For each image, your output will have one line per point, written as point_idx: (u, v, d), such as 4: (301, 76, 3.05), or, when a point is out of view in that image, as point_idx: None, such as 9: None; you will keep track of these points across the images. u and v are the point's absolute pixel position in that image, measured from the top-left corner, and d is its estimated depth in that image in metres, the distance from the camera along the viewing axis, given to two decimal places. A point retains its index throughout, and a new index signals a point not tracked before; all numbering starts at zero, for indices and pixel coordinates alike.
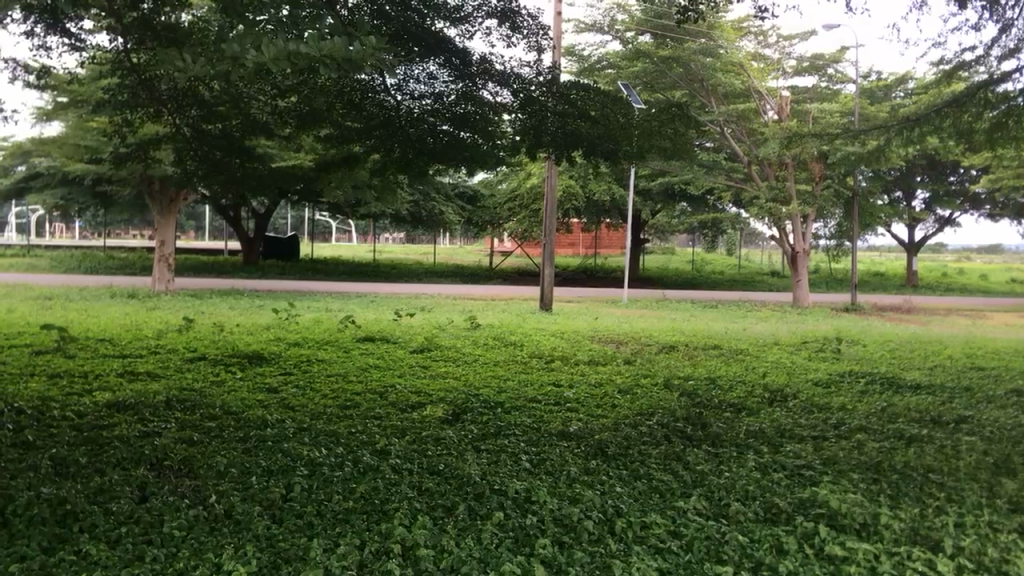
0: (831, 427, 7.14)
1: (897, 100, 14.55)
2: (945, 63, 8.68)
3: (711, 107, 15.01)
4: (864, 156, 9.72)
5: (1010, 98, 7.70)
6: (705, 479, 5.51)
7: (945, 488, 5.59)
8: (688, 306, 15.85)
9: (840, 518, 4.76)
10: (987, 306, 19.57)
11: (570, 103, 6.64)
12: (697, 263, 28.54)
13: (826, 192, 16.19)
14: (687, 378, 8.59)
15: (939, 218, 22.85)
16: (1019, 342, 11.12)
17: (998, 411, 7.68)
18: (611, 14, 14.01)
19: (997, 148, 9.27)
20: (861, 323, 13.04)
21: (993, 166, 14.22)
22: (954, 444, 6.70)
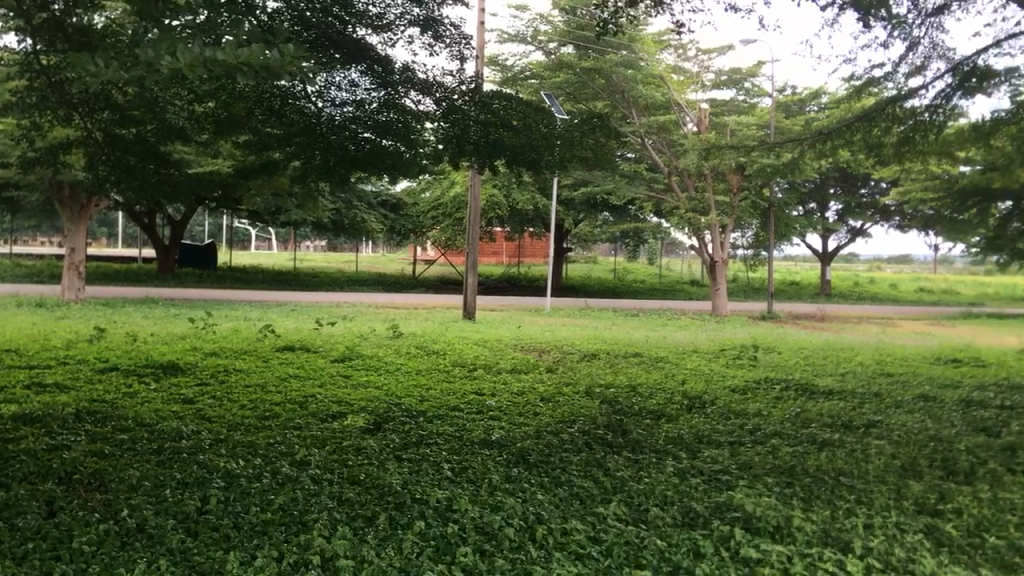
0: (747, 433, 7.33)
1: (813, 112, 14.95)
2: (855, 79, 9.06)
3: (631, 116, 14.55)
4: (780, 170, 10.00)
5: (916, 113, 8.40)
6: (625, 485, 5.59)
7: (855, 490, 5.82)
8: (609, 315, 15.99)
9: (755, 521, 4.89)
10: (898, 315, 20.29)
11: (492, 112, 6.76)
12: (618, 272, 28.96)
13: (744, 204, 16.60)
14: (608, 386, 8.67)
15: (852, 229, 23.62)
16: (924, 349, 11.58)
17: (906, 417, 8.02)
18: (534, 25, 14.10)
19: (903, 162, 9.74)
20: (776, 331, 13.35)
21: (904, 181, 14.78)
22: (863, 448, 6.98)
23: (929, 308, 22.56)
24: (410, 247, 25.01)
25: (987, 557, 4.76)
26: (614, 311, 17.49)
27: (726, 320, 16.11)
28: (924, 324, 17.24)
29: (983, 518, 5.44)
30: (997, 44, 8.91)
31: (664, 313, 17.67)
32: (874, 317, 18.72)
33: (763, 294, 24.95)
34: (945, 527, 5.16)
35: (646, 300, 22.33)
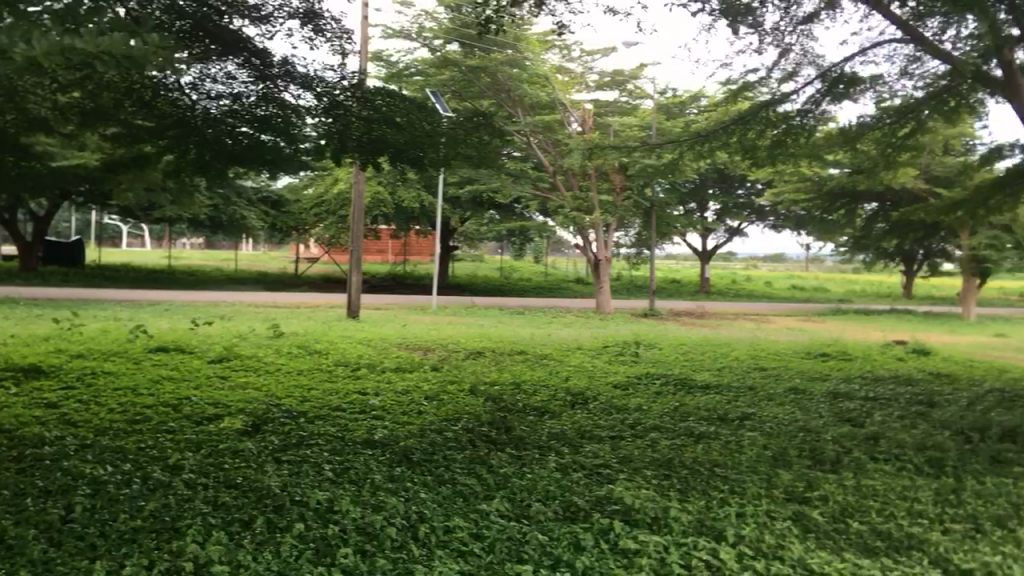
0: (627, 427, 7.48)
1: (691, 115, 15.39)
2: (731, 82, 9.35)
3: (517, 117, 15.22)
4: (660, 170, 10.24)
5: (788, 118, 8.98)
6: (508, 481, 5.61)
7: (729, 480, 6.03)
8: (495, 313, 16.07)
9: (634, 513, 4.99)
10: (773, 311, 21.11)
11: (375, 109, 6.77)
12: (504, 270, 29.17)
13: (626, 203, 16.97)
14: (492, 384, 8.69)
15: (730, 228, 24.45)
16: (796, 344, 12.07)
17: (777, 409, 8.36)
18: (419, 21, 14.03)
19: (775, 163, 10.14)
20: (658, 328, 13.66)
21: (778, 181, 15.41)
22: (737, 440, 7.23)
23: (801, 304, 23.58)
24: (294, 244, 24.56)
25: (851, 542, 5.02)
26: (501, 309, 17.60)
27: (611, 317, 16.41)
28: (797, 320, 17.98)
29: (848, 504, 5.71)
30: (863, 52, 9.34)
31: (549, 310, 17.89)
32: (751, 313, 19.43)
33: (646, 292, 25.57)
34: (813, 514, 5.40)
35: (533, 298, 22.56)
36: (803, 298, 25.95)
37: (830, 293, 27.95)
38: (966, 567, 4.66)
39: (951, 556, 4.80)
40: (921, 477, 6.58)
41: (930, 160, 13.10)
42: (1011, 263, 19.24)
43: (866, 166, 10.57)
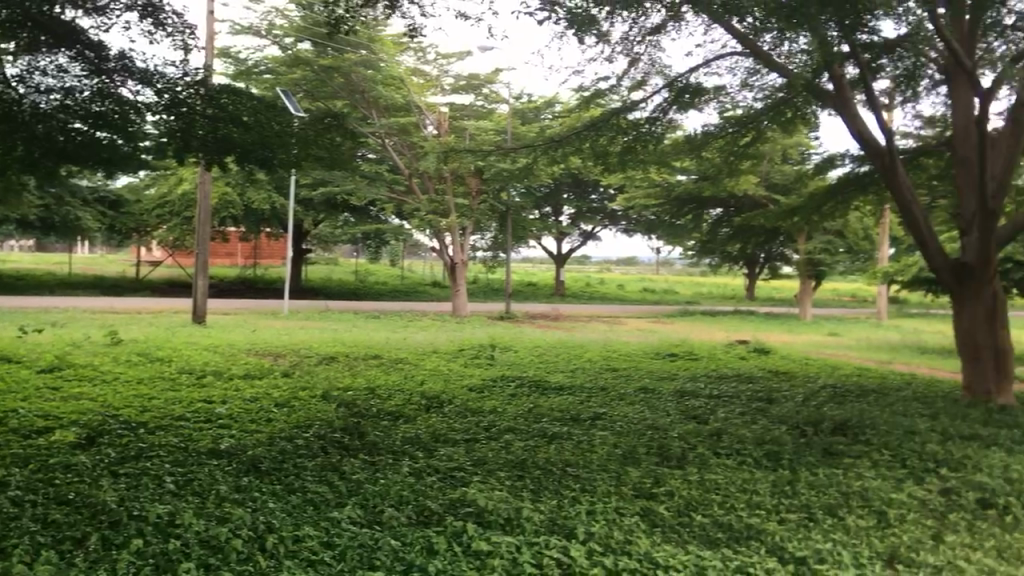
0: (482, 430, 7.51)
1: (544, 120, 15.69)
2: (583, 89, 9.55)
3: (371, 118, 15.21)
4: (516, 175, 10.35)
5: (637, 125, 9.33)
6: (361, 487, 5.52)
7: (580, 479, 6.15)
8: (350, 317, 15.85)
9: (487, 515, 5.01)
10: (624, 313, 21.73)
11: (220, 108, 6.51)
12: (359, 274, 28.86)
13: (483, 207, 17.11)
14: (345, 389, 8.55)
15: (584, 232, 25.04)
16: (646, 344, 12.44)
17: (627, 408, 8.62)
18: (268, 19, 13.69)
19: (626, 169, 10.45)
20: (514, 331, 13.82)
21: (629, 187, 15.92)
22: (588, 439, 7.39)
23: (651, 307, 24.40)
24: (136, 247, 23.50)
25: (694, 534, 5.22)
26: (356, 313, 17.39)
27: (467, 320, 16.46)
28: (648, 321, 18.58)
29: (692, 498, 5.92)
30: (708, 64, 9.74)
31: (405, 314, 17.81)
32: (605, 316, 19.94)
33: (502, 295, 25.85)
34: (660, 509, 5.58)
35: (390, 301, 22.40)
36: (653, 301, 26.86)
37: (679, 297, 29.05)
38: (799, 554, 4.92)
39: (786, 545, 5.06)
40: (761, 470, 6.89)
41: (769, 169, 13.83)
42: (842, 267, 20.54)
43: (711, 173, 11.05)
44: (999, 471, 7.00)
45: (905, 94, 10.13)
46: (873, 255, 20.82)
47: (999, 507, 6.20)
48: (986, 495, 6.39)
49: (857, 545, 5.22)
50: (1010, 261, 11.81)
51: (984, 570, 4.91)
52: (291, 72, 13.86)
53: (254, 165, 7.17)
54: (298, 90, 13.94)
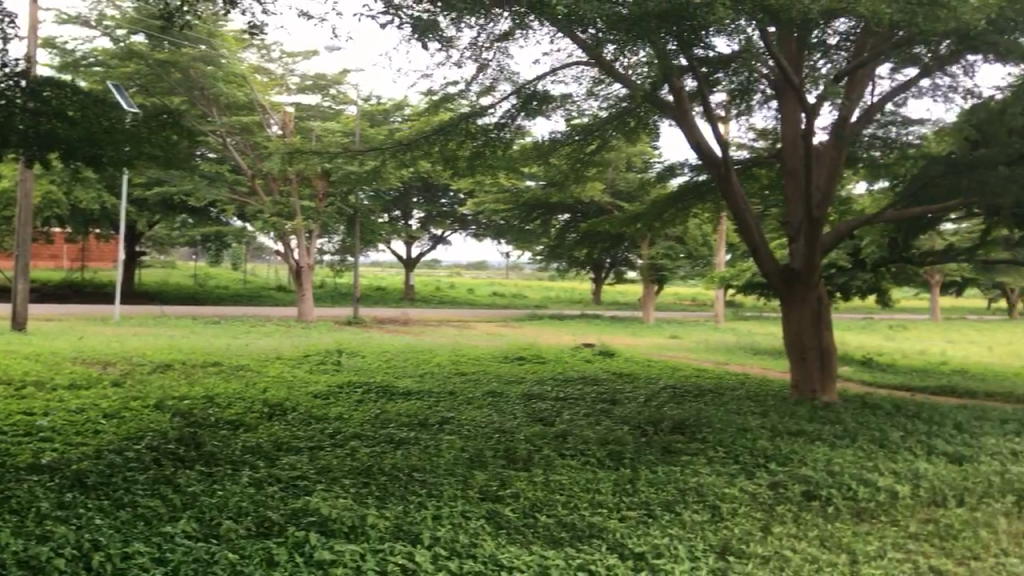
0: (326, 437, 7.36)
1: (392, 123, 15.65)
2: (432, 92, 9.53)
3: (212, 118, 14.90)
4: (362, 177, 10.23)
5: (486, 130, 9.39)
6: (197, 500, 5.29)
7: (426, 484, 6.11)
8: (189, 323, 15.25)
9: (330, 524, 4.91)
10: (472, 317, 21.95)
11: (43, 102, 6.13)
12: (198, 277, 27.87)
13: (330, 210, 16.88)
14: (182, 398, 8.20)
15: (433, 236, 25.14)
16: (494, 348, 12.56)
17: (475, 412, 8.67)
18: (98, 9, 13.02)
19: (475, 173, 10.52)
20: (360, 335, 13.66)
21: (477, 191, 16.10)
22: (435, 444, 7.37)
23: (501, 311, 24.73)
24: None
25: (538, 535, 5.29)
26: (197, 319, 16.76)
27: (313, 325, 16.16)
28: (496, 325, 18.80)
29: (538, 499, 5.99)
30: (556, 72, 9.92)
31: (249, 319, 17.32)
32: (454, 320, 20.03)
33: (350, 300, 25.53)
34: (505, 511, 5.63)
35: (232, 306, 21.71)
36: (502, 306, 27.20)
37: (527, 302, 29.57)
38: (638, 550, 5.06)
39: (626, 541, 5.21)
40: (603, 470, 7.05)
41: (612, 176, 14.26)
42: (682, 272, 21.48)
43: (558, 180, 11.28)
44: (822, 464, 7.45)
45: (740, 107, 10.65)
46: (709, 261, 21.89)
47: (822, 499, 6.59)
48: (810, 488, 6.78)
49: (693, 539, 5.42)
50: (834, 267, 12.63)
51: (807, 559, 5.21)
52: (124, 65, 13.23)
53: (81, 163, 6.77)
54: (131, 84, 13.41)
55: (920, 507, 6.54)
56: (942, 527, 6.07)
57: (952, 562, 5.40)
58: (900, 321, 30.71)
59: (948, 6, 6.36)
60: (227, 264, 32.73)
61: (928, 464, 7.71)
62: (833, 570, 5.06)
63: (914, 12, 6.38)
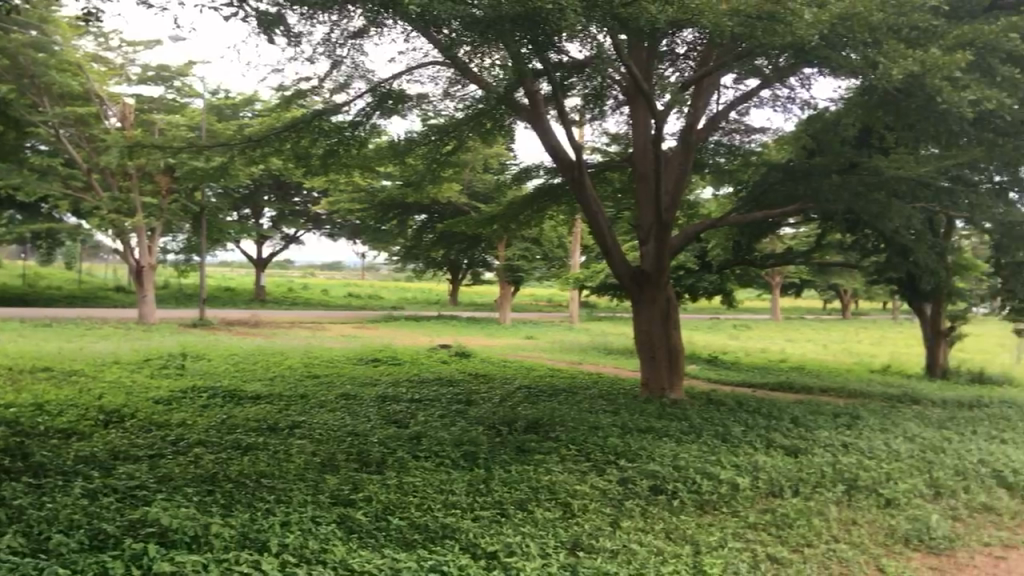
0: (168, 444, 7.04)
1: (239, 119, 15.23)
2: (283, 88, 9.29)
3: (44, 108, 14.23)
4: (208, 173, 9.88)
5: (340, 128, 9.22)
6: (23, 514, 4.95)
7: (275, 491, 5.93)
8: (18, 326, 14.31)
9: (170, 534, 4.67)
10: (325, 318, 21.61)
11: None
12: (28, 278, 26.25)
13: (173, 207, 16.26)
14: (7, 406, 7.67)
15: (285, 236, 24.65)
16: (348, 350, 12.38)
17: (328, 415, 8.50)
18: None
19: (328, 171, 10.34)
20: (205, 338, 13.19)
21: (328, 190, 15.86)
22: (285, 449, 7.17)
23: (356, 313, 24.47)
24: None
25: (390, 538, 5.22)
26: (28, 322, 15.77)
27: (155, 327, 15.49)
28: (350, 327, 18.57)
29: (390, 502, 5.91)
30: (411, 71, 9.86)
31: (86, 321, 16.43)
32: (307, 321, 19.67)
33: (198, 301, 24.67)
34: (356, 515, 5.52)
35: (67, 308, 20.56)
36: (358, 308, 26.94)
37: (382, 303, 29.35)
38: (491, 550, 5.07)
39: (479, 541, 5.21)
40: (456, 470, 7.03)
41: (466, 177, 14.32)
42: (538, 273, 21.90)
43: (413, 180, 11.22)
44: (668, 459, 7.68)
45: (593, 112, 10.88)
46: (564, 263, 22.40)
47: (668, 493, 6.80)
48: (657, 482, 6.98)
49: (544, 536, 5.47)
50: (682, 269, 13.10)
51: (654, 551, 5.36)
52: None
53: None
54: None
55: (759, 498, 6.85)
56: (779, 516, 6.37)
57: (787, 549, 5.69)
58: (742, 321, 32.38)
59: (784, 21, 6.62)
60: (61, 263, 30.97)
61: (766, 457, 8.09)
62: (678, 561, 5.22)
63: (754, 26, 6.70)
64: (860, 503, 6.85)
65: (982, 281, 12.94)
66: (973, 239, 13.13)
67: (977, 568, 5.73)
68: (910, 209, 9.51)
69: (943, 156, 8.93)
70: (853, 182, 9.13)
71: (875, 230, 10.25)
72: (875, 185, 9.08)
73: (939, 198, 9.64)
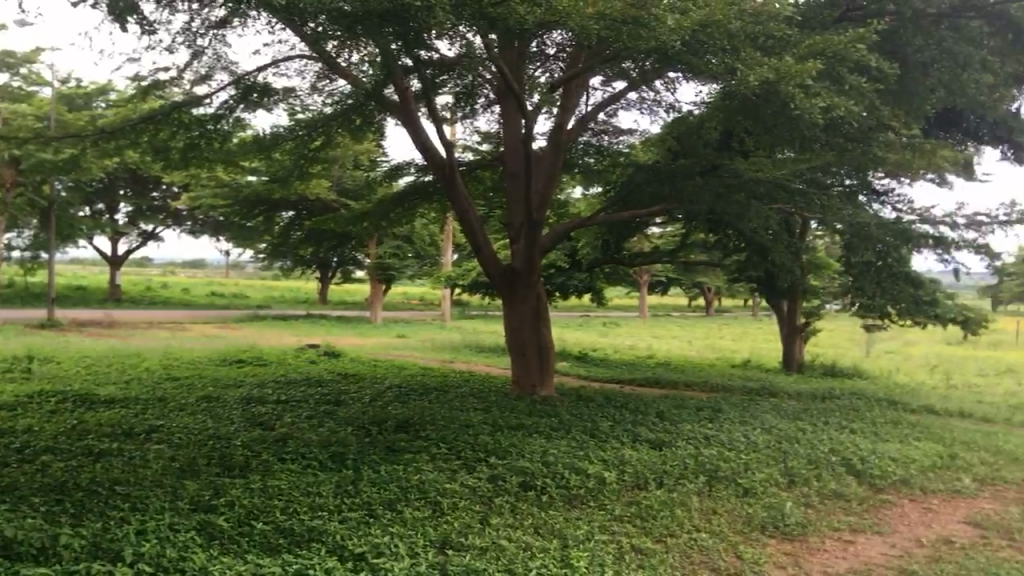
0: (12, 453, 6.63)
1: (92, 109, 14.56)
2: (139, 78, 8.91)
3: None
4: (57, 165, 9.38)
5: (201, 121, 8.92)
6: None
7: (130, 498, 5.68)
8: None
9: (13, 547, 4.42)
10: (188, 318, 20.90)
11: None
12: None
13: (19, 201, 15.39)
14: None
15: (145, 233, 23.72)
16: (211, 351, 12.01)
17: (188, 418, 8.21)
18: None
19: (189, 166, 10.00)
20: (55, 340, 12.54)
21: (189, 184, 15.36)
22: (141, 454, 6.88)
23: (221, 313, 23.77)
24: None
25: (253, 543, 5.08)
26: None
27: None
28: (214, 327, 18.03)
29: (253, 506, 5.73)
30: (277, 64, 9.64)
31: None
32: (167, 321, 18.99)
33: (48, 301, 23.43)
34: (218, 521, 5.34)
35: None
36: (223, 308, 26.17)
37: (248, 303, 28.63)
38: (358, 551, 5.00)
39: (346, 543, 5.13)
40: (324, 472, 6.89)
41: (335, 174, 14.12)
42: (410, 272, 21.83)
43: (279, 176, 10.98)
44: (538, 455, 7.75)
45: (464, 110, 10.89)
46: (437, 261, 22.38)
47: (537, 489, 6.86)
48: (526, 478, 7.03)
49: (413, 535, 5.43)
50: (552, 267, 13.31)
51: (522, 547, 5.40)
52: None
53: None
54: None
55: (625, 491, 7.00)
56: (643, 508, 6.53)
57: (651, 540, 5.84)
58: (611, 318, 33.19)
59: (648, 26, 6.80)
60: None
61: (632, 451, 8.29)
62: (546, 555, 5.28)
63: (620, 29, 6.88)
64: (720, 493, 7.09)
65: (833, 279, 13.64)
66: (825, 240, 13.84)
67: (827, 551, 6.02)
68: (768, 210, 9.92)
69: (798, 159, 9.35)
70: (715, 183, 9.45)
71: (736, 230, 10.66)
72: (736, 186, 9.42)
73: (794, 200, 10.08)
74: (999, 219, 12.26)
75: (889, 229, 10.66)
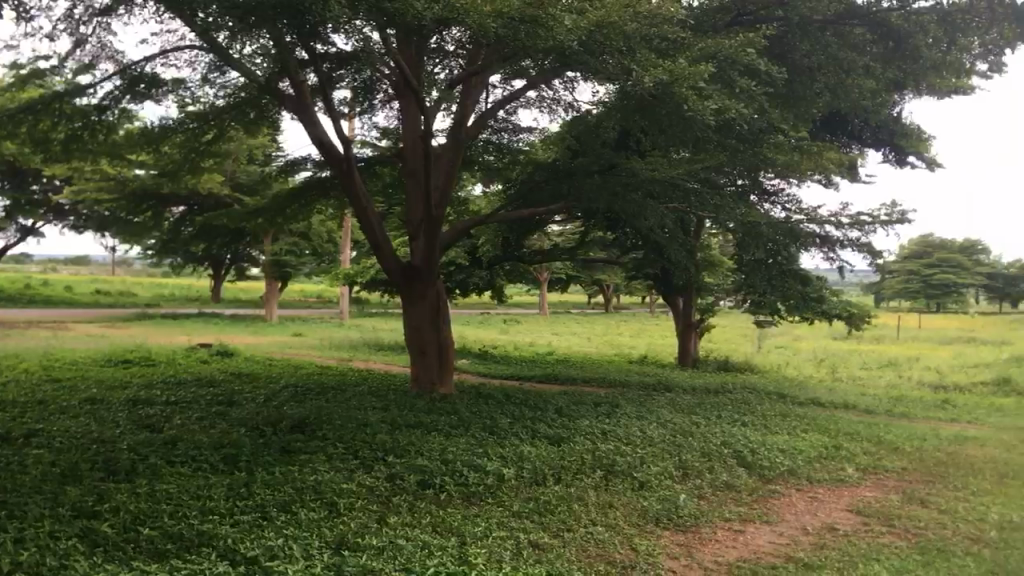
0: None
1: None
2: (17, 66, 8.51)
3: None
4: None
5: (85, 113, 8.58)
6: None
7: (7, 505, 5.42)
8: None
9: None
10: (73, 317, 20.07)
11: None
12: None
13: None
14: None
15: (24, 228, 22.65)
16: (96, 351, 11.57)
17: (70, 421, 7.88)
18: None
19: (71, 158, 9.60)
20: None
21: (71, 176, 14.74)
22: (19, 460, 6.57)
23: (109, 311, 22.90)
24: None
25: (140, 549, 4.93)
26: None
27: None
28: (100, 326, 17.37)
29: (140, 511, 5.54)
30: (165, 54, 9.34)
31: None
32: (49, 320, 18.19)
33: None
34: (101, 527, 5.15)
35: None
36: (110, 306, 25.21)
37: (137, 301, 27.66)
38: (250, 554, 4.89)
39: (238, 546, 5.00)
40: (215, 474, 6.71)
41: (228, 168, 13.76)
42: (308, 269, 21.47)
43: (169, 170, 10.64)
44: (436, 453, 7.71)
45: (362, 105, 10.76)
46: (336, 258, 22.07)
47: (436, 487, 6.83)
48: (425, 476, 6.99)
49: (308, 536, 5.33)
50: (452, 265, 13.29)
51: (420, 545, 5.36)
52: None
53: None
54: None
55: (523, 487, 7.03)
56: (541, 503, 6.58)
57: (548, 535, 5.88)
58: (513, 316, 33.40)
59: (545, 25, 6.84)
60: None
61: (530, 447, 8.33)
62: (443, 553, 5.25)
63: (518, 28, 6.87)
64: (616, 487, 7.19)
65: (726, 276, 14.01)
66: (719, 238, 14.20)
67: (718, 541, 6.17)
68: (663, 209, 10.10)
69: (692, 159, 9.54)
70: (612, 182, 9.56)
71: (633, 229, 10.83)
72: (632, 185, 9.55)
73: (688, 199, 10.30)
74: (880, 219, 12.80)
75: (778, 229, 10.99)
